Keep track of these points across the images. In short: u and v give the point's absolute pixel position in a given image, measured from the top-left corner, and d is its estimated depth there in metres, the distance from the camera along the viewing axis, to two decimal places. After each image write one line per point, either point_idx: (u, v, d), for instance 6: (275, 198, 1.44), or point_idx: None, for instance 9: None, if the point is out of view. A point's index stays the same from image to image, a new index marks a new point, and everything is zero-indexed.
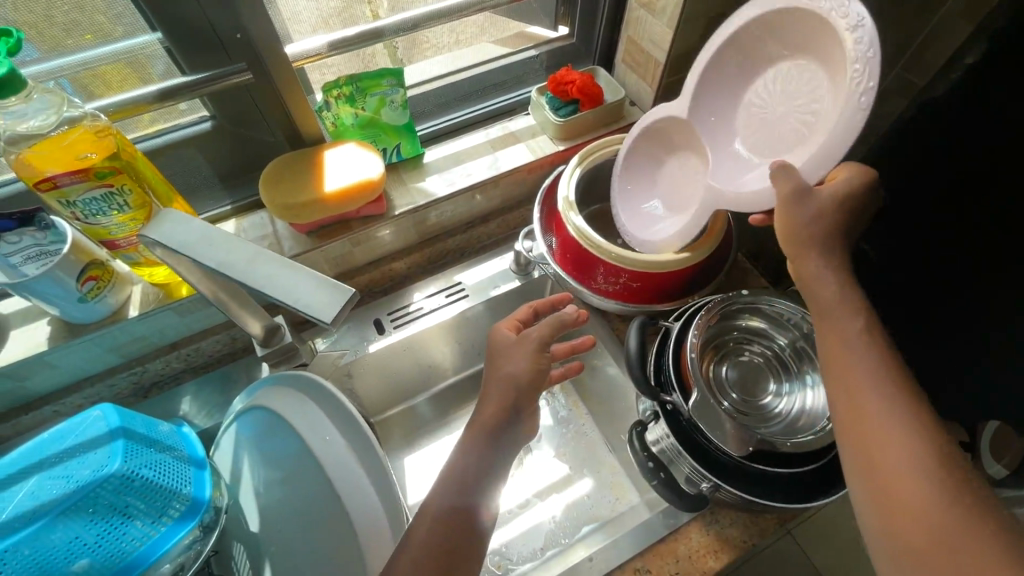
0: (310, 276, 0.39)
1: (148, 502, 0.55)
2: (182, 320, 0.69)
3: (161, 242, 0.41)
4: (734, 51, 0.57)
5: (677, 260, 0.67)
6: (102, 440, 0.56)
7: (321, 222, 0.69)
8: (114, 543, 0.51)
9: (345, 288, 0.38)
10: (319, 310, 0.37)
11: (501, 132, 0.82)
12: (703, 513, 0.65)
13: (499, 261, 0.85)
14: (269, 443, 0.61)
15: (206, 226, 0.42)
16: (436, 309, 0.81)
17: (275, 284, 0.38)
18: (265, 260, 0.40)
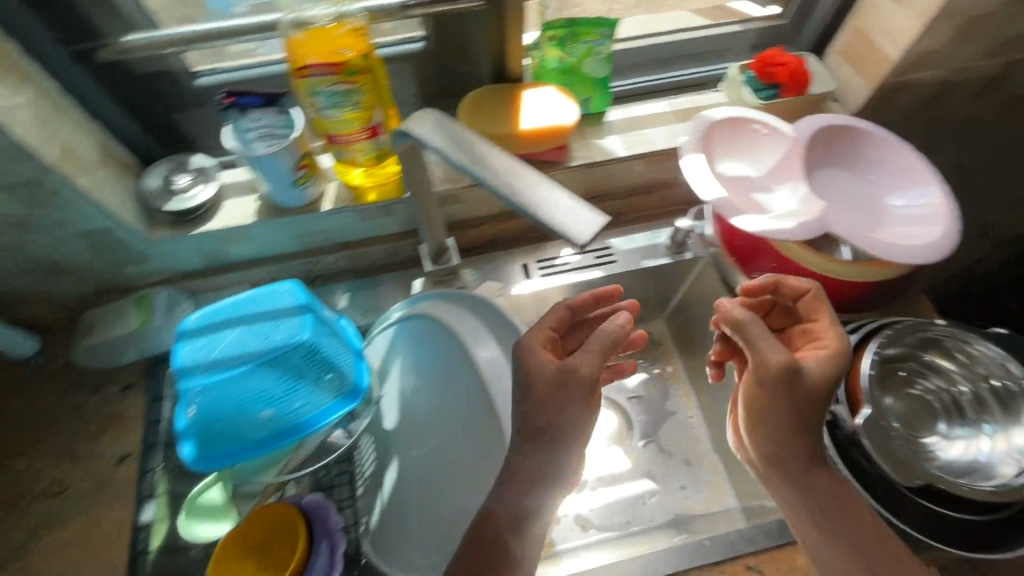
0: (561, 198, 0.41)
1: (323, 374, 0.60)
2: (362, 223, 0.73)
3: (427, 141, 0.47)
4: (834, 134, 0.68)
5: (845, 270, 0.63)
6: (292, 312, 0.61)
7: None
8: (293, 401, 0.58)
9: (598, 214, 0.39)
10: (579, 232, 0.38)
11: (689, 103, 0.79)
12: None
13: (653, 234, 0.83)
14: (430, 351, 0.65)
15: (467, 135, 0.47)
16: (583, 267, 0.81)
17: (535, 197, 0.41)
18: (519, 175, 0.43)
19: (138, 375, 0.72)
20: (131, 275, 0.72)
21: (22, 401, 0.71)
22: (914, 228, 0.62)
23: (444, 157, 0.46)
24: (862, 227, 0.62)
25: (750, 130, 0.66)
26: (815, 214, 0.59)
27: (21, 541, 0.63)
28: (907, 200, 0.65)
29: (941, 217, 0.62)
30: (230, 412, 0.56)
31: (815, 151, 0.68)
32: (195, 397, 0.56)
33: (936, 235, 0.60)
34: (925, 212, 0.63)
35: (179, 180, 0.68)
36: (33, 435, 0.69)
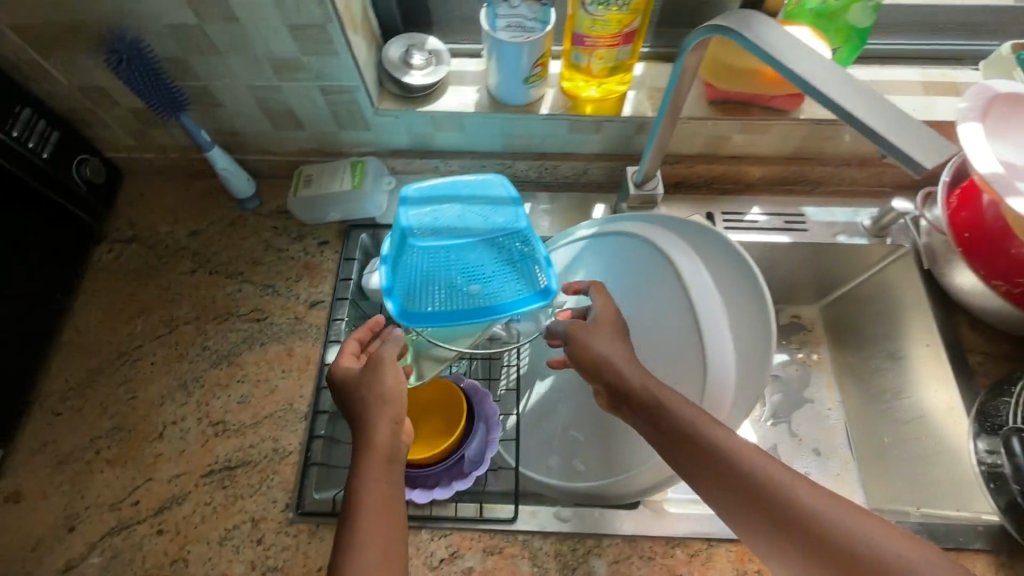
0: (900, 118, 0.37)
1: (526, 266, 0.62)
2: (569, 135, 0.74)
3: (743, 34, 0.44)
4: None
5: None
6: (510, 205, 0.64)
7: (733, 95, 0.69)
8: (497, 283, 0.61)
9: (950, 143, 0.36)
10: (922, 160, 0.35)
11: (939, 77, 0.72)
12: (998, 552, 0.60)
13: (852, 213, 0.78)
14: (644, 285, 0.62)
15: (786, 33, 0.43)
16: (770, 230, 0.78)
17: (874, 112, 0.38)
18: (851, 84, 0.39)
19: (334, 235, 0.78)
20: (346, 142, 0.77)
21: (236, 234, 0.79)
22: None
23: (755, 51, 0.43)
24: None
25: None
26: None
27: (229, 349, 0.71)
28: None
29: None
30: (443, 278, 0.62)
31: None
32: (418, 257, 0.62)
33: None
34: None
35: (416, 56, 0.70)
36: (243, 266, 0.77)
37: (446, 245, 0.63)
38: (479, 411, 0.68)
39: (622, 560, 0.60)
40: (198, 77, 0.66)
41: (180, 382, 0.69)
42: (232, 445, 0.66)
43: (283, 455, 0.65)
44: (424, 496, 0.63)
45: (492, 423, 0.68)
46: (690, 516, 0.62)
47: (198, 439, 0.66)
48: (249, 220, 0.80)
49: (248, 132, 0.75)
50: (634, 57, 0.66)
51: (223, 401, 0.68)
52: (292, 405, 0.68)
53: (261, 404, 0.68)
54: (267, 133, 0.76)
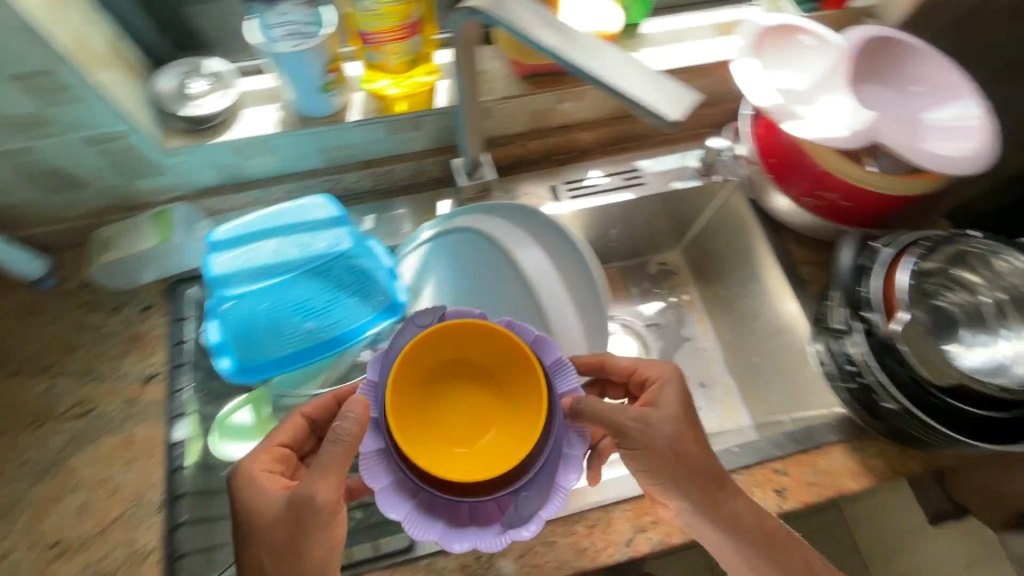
0: (649, 76, 0.43)
1: (363, 290, 0.59)
2: (388, 138, 0.70)
3: (503, 21, 0.45)
4: (880, 51, 0.68)
5: (877, 181, 0.63)
6: (334, 225, 0.59)
7: (539, 67, 0.68)
8: (335, 316, 0.57)
9: (690, 93, 0.42)
10: (670, 110, 0.41)
11: (726, 17, 0.76)
12: (850, 439, 0.66)
13: (682, 156, 0.82)
14: (484, 280, 0.61)
15: (534, 8, 0.46)
16: (611, 190, 0.79)
17: (624, 77, 0.43)
18: (602, 54, 0.44)
19: (158, 297, 0.70)
20: (144, 191, 0.68)
21: (37, 322, 0.68)
22: (931, 141, 0.64)
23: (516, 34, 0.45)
24: (905, 137, 0.62)
25: (786, 39, 0.64)
26: (864, 124, 0.59)
27: (55, 457, 0.62)
28: (942, 114, 0.65)
29: (979, 128, 0.62)
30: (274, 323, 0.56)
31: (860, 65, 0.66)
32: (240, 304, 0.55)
33: (961, 148, 0.61)
34: (952, 127, 0.64)
35: (195, 86, 0.63)
36: (55, 356, 0.66)
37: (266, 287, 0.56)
38: (555, 430, 0.47)
39: (527, 552, 0.59)
40: None
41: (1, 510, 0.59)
42: (80, 563, 0.57)
43: (143, 556, 0.57)
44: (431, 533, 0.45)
45: (571, 459, 0.48)
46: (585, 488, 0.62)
47: (36, 567, 0.57)
48: (49, 303, 0.69)
49: (18, 204, 0.64)
50: (429, 45, 0.63)
51: (57, 517, 0.59)
52: (145, 497, 0.60)
53: (106, 507, 0.59)
54: (42, 200, 0.65)
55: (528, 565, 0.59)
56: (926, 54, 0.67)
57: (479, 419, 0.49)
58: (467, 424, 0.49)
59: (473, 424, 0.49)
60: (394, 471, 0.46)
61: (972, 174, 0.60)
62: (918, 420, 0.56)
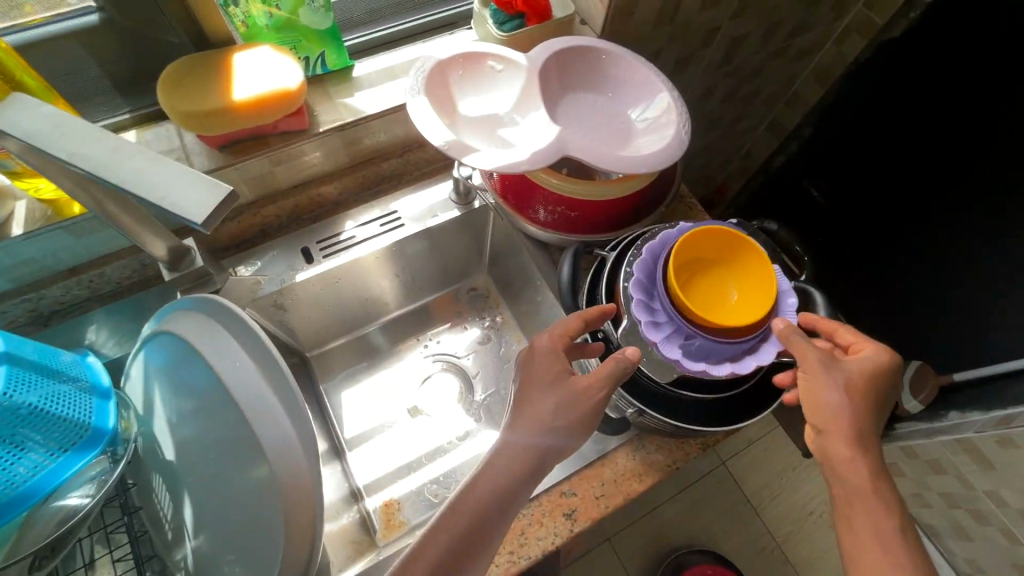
0: (179, 173, 0.34)
1: (48, 433, 0.52)
2: (78, 242, 0.62)
3: (13, 134, 0.37)
4: (575, 59, 0.68)
5: (588, 189, 0.65)
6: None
7: (232, 136, 0.63)
8: (8, 471, 0.48)
9: (222, 186, 0.33)
10: (191, 212, 0.33)
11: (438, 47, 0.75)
12: (632, 439, 0.66)
13: (439, 189, 0.80)
14: (205, 392, 0.54)
15: (56, 111, 0.38)
16: (370, 238, 0.76)
17: (148, 182, 0.34)
18: (129, 155, 0.36)
19: None
20: None
21: None
22: (631, 142, 0.65)
23: (36, 149, 0.37)
24: (602, 144, 0.62)
25: (469, 67, 0.64)
26: (552, 140, 0.59)
27: None
28: (640, 112, 0.67)
29: (671, 120, 0.64)
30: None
31: (555, 78, 0.67)
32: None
33: (653, 145, 0.63)
34: (648, 125, 0.66)
35: None
36: None
37: None
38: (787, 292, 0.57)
39: None
40: None
41: None
42: None
43: None
44: (664, 338, 0.55)
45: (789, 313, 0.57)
46: None
47: None
48: None
49: None
50: None
51: None
52: None
53: None
54: None
55: None
56: (618, 56, 0.68)
57: (707, 286, 0.59)
58: (716, 290, 0.59)
59: (709, 286, 0.59)
60: (682, 344, 0.55)
61: (665, 168, 0.61)
62: (657, 418, 0.58)
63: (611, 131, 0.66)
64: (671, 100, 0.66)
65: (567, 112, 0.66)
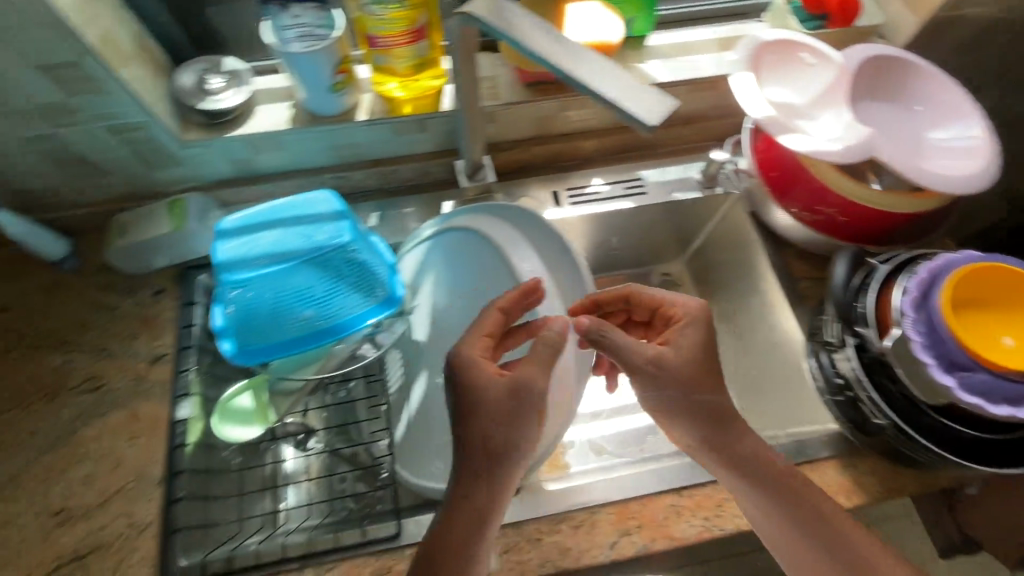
0: (628, 80, 0.40)
1: (360, 277, 0.61)
2: (394, 138, 0.73)
3: (482, 20, 0.43)
4: (886, 68, 0.67)
5: (873, 196, 0.63)
6: (330, 223, 0.63)
7: (544, 75, 0.71)
8: (337, 300, 0.60)
9: (669, 98, 0.38)
10: (644, 114, 0.38)
11: (733, 31, 0.76)
12: (842, 456, 0.65)
13: (684, 168, 0.82)
14: (483, 274, 0.66)
15: (516, 9, 0.44)
16: (613, 198, 0.80)
17: (603, 79, 0.40)
18: (582, 55, 0.41)
19: (169, 281, 0.73)
20: (164, 181, 0.72)
21: (55, 300, 0.72)
22: (933, 159, 0.63)
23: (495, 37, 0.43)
24: (909, 155, 0.61)
25: (786, 52, 0.64)
26: (862, 138, 0.59)
27: (63, 429, 0.65)
28: (945, 133, 0.65)
29: (984, 148, 0.61)
30: (276, 309, 0.59)
31: (862, 80, 0.66)
32: (241, 295, 0.59)
33: (961, 168, 0.61)
34: (954, 147, 0.63)
35: (213, 81, 0.66)
36: (69, 333, 0.70)
37: (267, 274, 0.60)
38: None
39: (511, 548, 0.61)
40: None
41: (8, 476, 0.62)
42: (80, 532, 0.60)
43: (142, 529, 0.60)
44: (937, 363, 0.53)
45: None
46: (570, 489, 0.64)
47: (38, 533, 0.60)
48: (69, 283, 0.72)
49: (42, 187, 0.68)
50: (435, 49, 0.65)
51: (63, 487, 0.62)
52: (144, 473, 0.63)
53: (109, 479, 0.63)
54: (63, 184, 0.68)
55: (511, 561, 0.60)
56: (931, 74, 0.67)
57: (983, 323, 0.56)
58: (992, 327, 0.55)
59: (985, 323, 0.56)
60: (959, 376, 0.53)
61: (972, 193, 0.59)
62: (907, 436, 0.56)
63: (911, 145, 0.64)
64: (987, 128, 0.63)
65: (866, 116, 0.65)
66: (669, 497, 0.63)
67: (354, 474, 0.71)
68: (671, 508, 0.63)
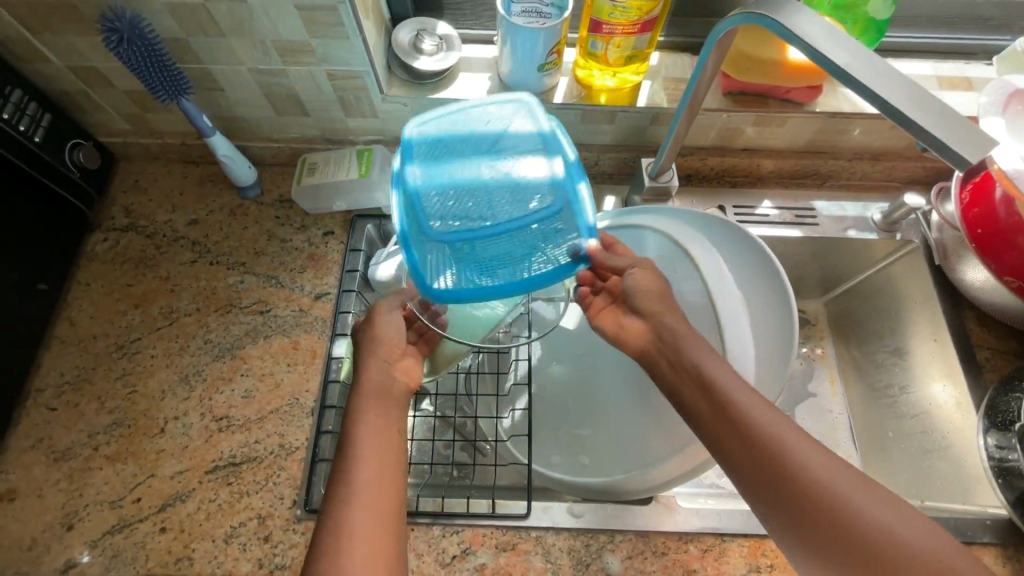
0: (947, 114, 0.38)
1: (538, 185, 0.56)
2: (579, 125, 0.72)
3: (786, 27, 0.44)
4: None
5: None
6: (528, 126, 0.59)
7: (750, 87, 0.68)
8: (514, 199, 0.56)
9: (994, 143, 0.37)
10: (964, 153, 0.37)
11: (955, 72, 0.71)
12: (1005, 545, 0.60)
13: (863, 207, 0.78)
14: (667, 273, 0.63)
15: (824, 23, 0.44)
16: (781, 224, 0.77)
17: (920, 108, 0.38)
18: (896, 79, 0.40)
19: (339, 226, 0.76)
20: (353, 129, 0.75)
21: (237, 223, 0.76)
22: None
23: (798, 45, 0.43)
24: None
25: None
26: None
27: (232, 343, 0.69)
28: None
29: None
30: (452, 190, 0.56)
31: None
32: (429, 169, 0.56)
33: None
34: None
35: (426, 42, 0.68)
36: (245, 256, 0.74)
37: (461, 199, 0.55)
38: None
39: (636, 555, 0.60)
40: (199, 60, 0.63)
41: (182, 376, 0.67)
42: (237, 441, 0.64)
43: (289, 451, 0.64)
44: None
45: None
46: (702, 510, 0.62)
47: (201, 434, 0.64)
48: (251, 209, 0.77)
49: (250, 117, 0.73)
50: (652, 45, 0.65)
51: (226, 396, 0.66)
52: (299, 400, 0.66)
53: (266, 398, 0.66)
54: (269, 118, 0.73)
55: (633, 567, 0.59)
56: None
57: None
58: None
59: None
60: None
61: None
62: None
63: None
64: None
65: None
66: None
67: (461, 444, 0.71)
68: None
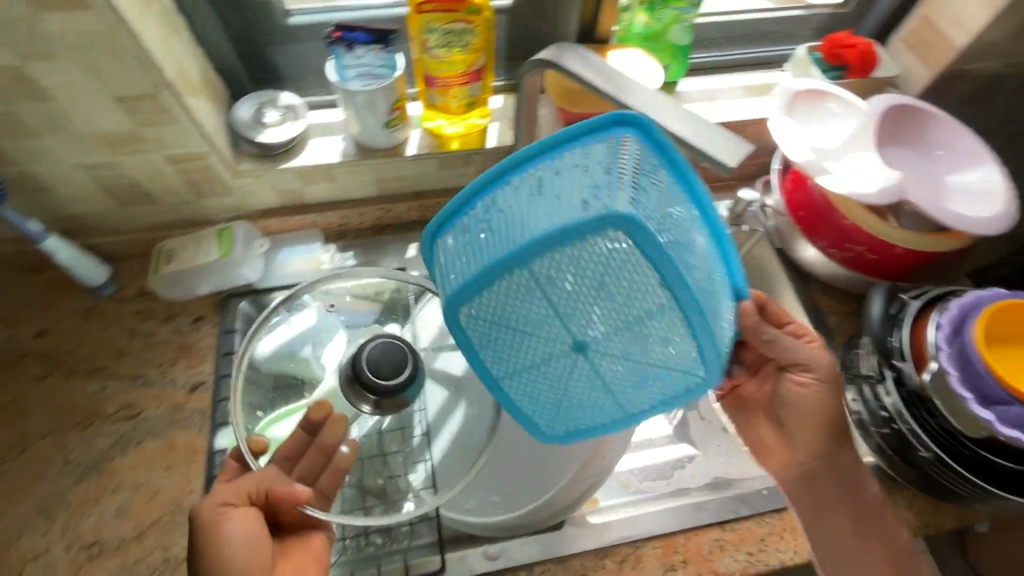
0: (703, 127, 0.45)
1: (670, 356, 0.43)
2: (439, 171, 0.75)
3: (566, 67, 0.50)
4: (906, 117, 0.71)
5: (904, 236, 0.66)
6: (643, 267, 0.39)
7: (587, 116, 0.74)
8: (631, 374, 0.44)
9: (743, 146, 0.44)
10: (722, 156, 0.43)
11: (757, 81, 0.82)
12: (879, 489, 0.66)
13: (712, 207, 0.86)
14: None
15: (599, 62, 0.51)
16: None
17: (686, 126, 0.45)
18: (661, 104, 0.47)
19: (210, 309, 0.73)
20: (209, 209, 0.73)
21: (94, 326, 0.71)
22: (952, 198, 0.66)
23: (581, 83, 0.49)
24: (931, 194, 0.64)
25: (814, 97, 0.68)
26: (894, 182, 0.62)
27: (98, 458, 0.63)
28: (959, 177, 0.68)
29: (999, 192, 0.65)
30: (543, 383, 0.46)
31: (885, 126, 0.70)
32: (519, 311, 0.41)
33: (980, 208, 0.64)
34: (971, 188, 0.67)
35: (269, 115, 0.69)
36: (107, 359, 0.69)
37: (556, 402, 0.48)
38: None
39: None
40: (14, 165, 0.59)
41: (41, 507, 0.60)
42: (114, 566, 0.58)
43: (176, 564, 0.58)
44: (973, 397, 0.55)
45: None
46: (613, 523, 0.63)
47: (70, 568, 0.58)
48: (108, 309, 0.72)
49: (91, 214, 0.69)
50: (486, 90, 0.68)
51: (96, 518, 0.60)
52: (182, 504, 0.61)
53: (144, 510, 0.61)
54: (112, 211, 0.69)
55: None
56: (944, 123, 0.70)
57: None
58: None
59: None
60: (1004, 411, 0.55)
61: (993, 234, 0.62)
62: (953, 469, 0.58)
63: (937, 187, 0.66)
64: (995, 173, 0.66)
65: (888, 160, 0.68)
66: (713, 530, 0.63)
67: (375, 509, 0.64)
68: (714, 542, 0.62)
